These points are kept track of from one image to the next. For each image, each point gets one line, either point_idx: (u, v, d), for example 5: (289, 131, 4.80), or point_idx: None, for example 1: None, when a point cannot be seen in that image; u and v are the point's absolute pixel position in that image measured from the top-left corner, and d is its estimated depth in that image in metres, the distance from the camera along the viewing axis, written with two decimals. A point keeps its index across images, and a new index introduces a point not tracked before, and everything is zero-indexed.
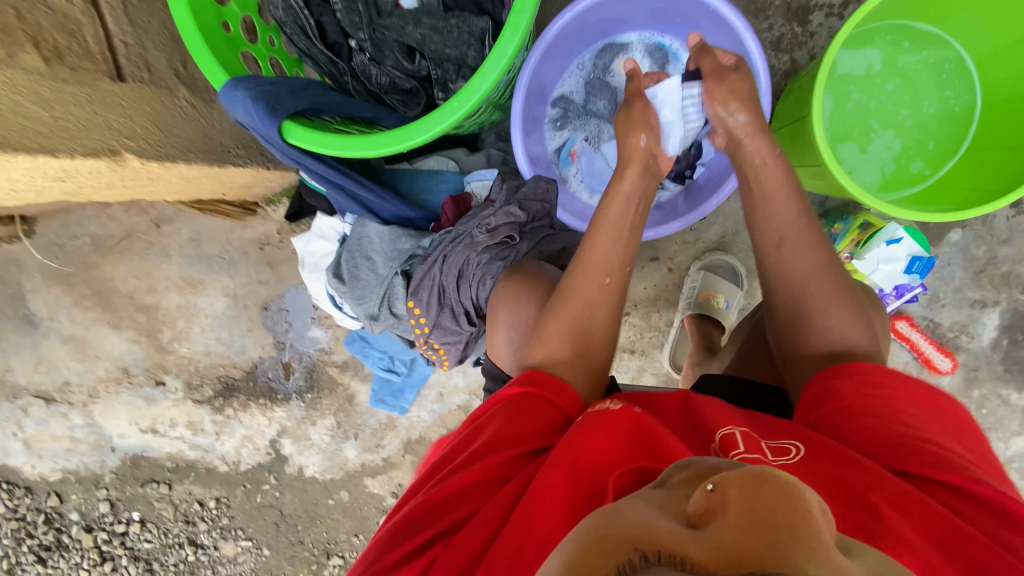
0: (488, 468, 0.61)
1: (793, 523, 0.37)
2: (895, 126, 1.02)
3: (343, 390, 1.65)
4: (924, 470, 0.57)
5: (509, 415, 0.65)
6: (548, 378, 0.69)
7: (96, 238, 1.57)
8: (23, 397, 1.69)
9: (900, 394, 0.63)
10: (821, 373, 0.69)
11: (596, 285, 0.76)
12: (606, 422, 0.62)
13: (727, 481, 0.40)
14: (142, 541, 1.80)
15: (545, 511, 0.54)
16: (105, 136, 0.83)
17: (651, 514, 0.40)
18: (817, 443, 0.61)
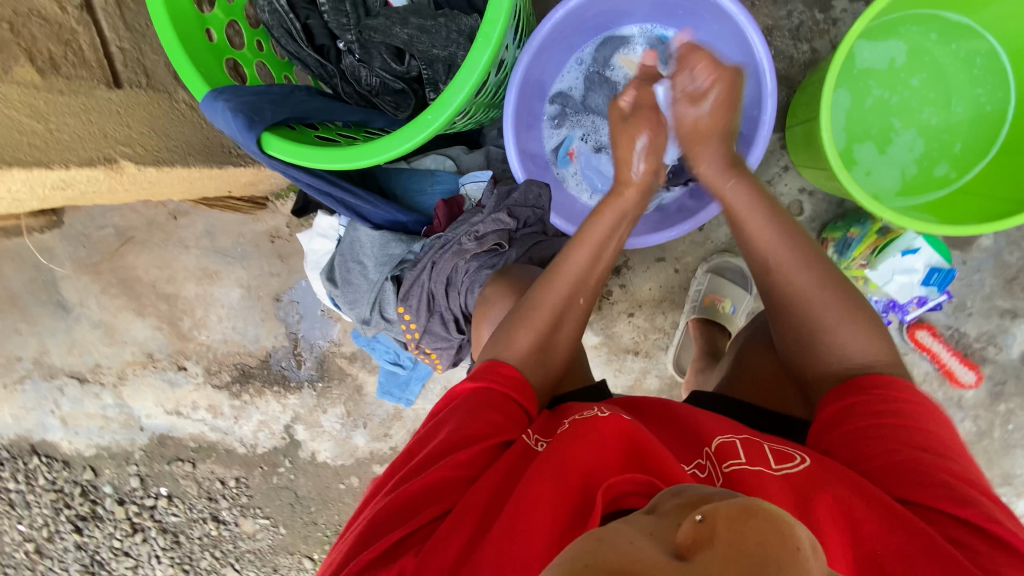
0: (456, 464, 0.57)
1: (780, 560, 0.33)
2: (918, 125, 0.95)
3: (353, 381, 1.66)
4: (939, 504, 0.51)
5: (468, 414, 0.62)
6: (512, 374, 0.68)
7: (120, 228, 1.61)
8: (59, 377, 1.72)
9: (917, 420, 0.57)
10: (834, 390, 0.63)
11: (567, 302, 0.76)
12: (588, 432, 0.56)
13: (717, 510, 0.35)
14: (168, 514, 1.80)
15: (528, 518, 0.49)
16: (102, 144, 0.86)
17: (638, 542, 0.37)
18: (827, 464, 0.55)
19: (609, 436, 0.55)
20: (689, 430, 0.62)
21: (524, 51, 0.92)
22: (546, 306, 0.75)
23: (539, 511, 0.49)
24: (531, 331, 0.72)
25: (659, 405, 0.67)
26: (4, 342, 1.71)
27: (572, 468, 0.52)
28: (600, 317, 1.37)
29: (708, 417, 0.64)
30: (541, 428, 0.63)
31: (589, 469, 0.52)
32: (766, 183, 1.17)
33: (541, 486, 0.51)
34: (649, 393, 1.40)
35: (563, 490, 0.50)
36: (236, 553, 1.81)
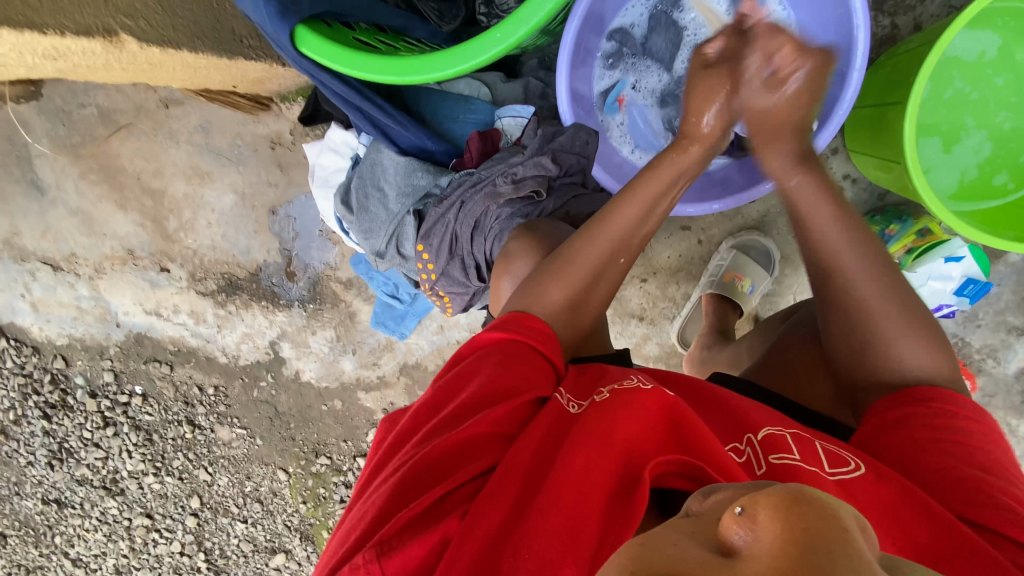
0: (488, 424, 0.50)
1: (832, 547, 0.29)
2: (990, 128, 0.89)
3: (345, 307, 1.60)
4: (1000, 526, 0.48)
5: (497, 370, 0.54)
6: (540, 327, 0.60)
7: (103, 109, 1.47)
8: (31, 260, 1.60)
9: (976, 439, 0.55)
10: (887, 397, 0.60)
11: (607, 261, 0.66)
12: (630, 398, 0.50)
13: (757, 500, 0.32)
14: (143, 413, 1.70)
15: (574, 493, 0.43)
16: (101, 12, 0.77)
17: (680, 544, 0.33)
18: (884, 473, 0.51)
19: (650, 406, 0.49)
20: (730, 412, 0.57)
21: None
22: (582, 264, 0.64)
23: (581, 485, 0.43)
24: (565, 288, 0.63)
25: (692, 384, 0.63)
26: None
27: (614, 437, 0.46)
28: None
29: (747, 403, 0.59)
30: (573, 386, 0.56)
31: (633, 440, 0.46)
32: None
33: (582, 457, 0.45)
34: (647, 359, 1.39)
35: (606, 463, 0.45)
36: (210, 459, 1.72)
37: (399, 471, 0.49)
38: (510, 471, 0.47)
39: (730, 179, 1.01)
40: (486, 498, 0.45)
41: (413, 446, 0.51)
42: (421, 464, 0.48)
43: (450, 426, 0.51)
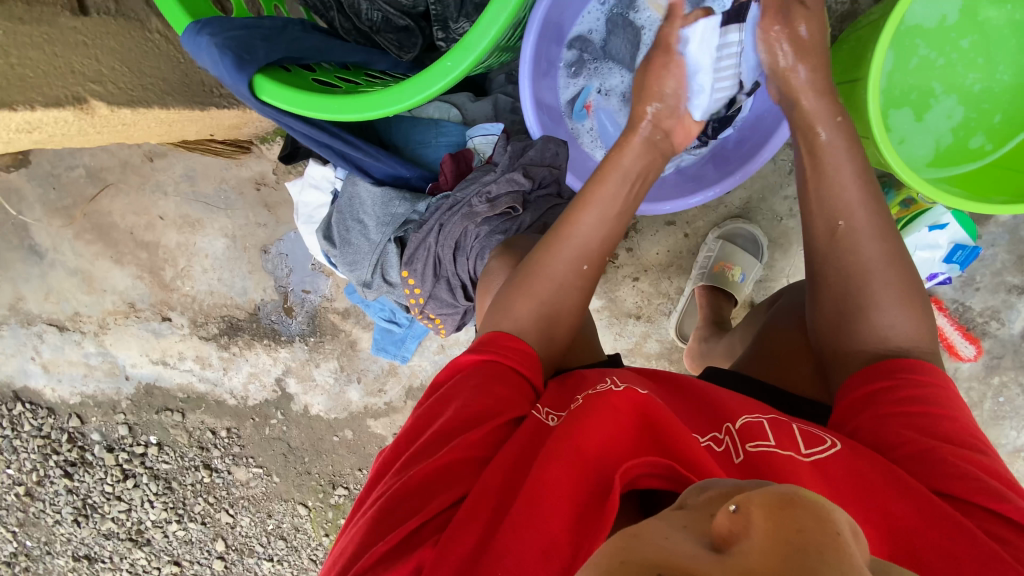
0: (465, 448, 0.50)
1: (823, 548, 0.27)
2: (959, 92, 0.89)
3: (346, 336, 1.60)
4: (972, 496, 0.47)
5: (470, 395, 0.55)
6: (517, 345, 0.61)
7: (90, 169, 1.49)
8: (37, 323, 1.61)
9: (946, 409, 0.54)
10: (855, 376, 0.59)
11: (570, 269, 0.66)
12: (603, 401, 0.50)
13: (752, 498, 0.30)
14: (160, 462, 1.69)
15: (546, 505, 0.42)
16: (68, 82, 0.77)
17: (671, 536, 0.30)
18: (857, 449, 0.50)
19: (623, 408, 0.48)
20: (709, 404, 0.56)
21: None
22: (546, 276, 0.65)
23: (552, 498, 0.42)
24: (532, 302, 0.64)
25: (674, 376, 0.63)
26: None
27: (584, 444, 0.45)
28: (603, 280, 1.34)
29: (729, 395, 0.58)
30: (552, 400, 0.57)
31: (604, 447, 0.45)
32: None
33: (553, 469, 0.44)
34: (648, 357, 1.39)
35: (577, 473, 0.44)
36: (229, 501, 1.71)
37: (378, 504, 0.48)
38: (485, 493, 0.46)
39: (706, 173, 1.03)
40: (461, 523, 0.44)
41: (392, 478, 0.51)
42: (398, 495, 0.48)
43: (426, 453, 0.50)
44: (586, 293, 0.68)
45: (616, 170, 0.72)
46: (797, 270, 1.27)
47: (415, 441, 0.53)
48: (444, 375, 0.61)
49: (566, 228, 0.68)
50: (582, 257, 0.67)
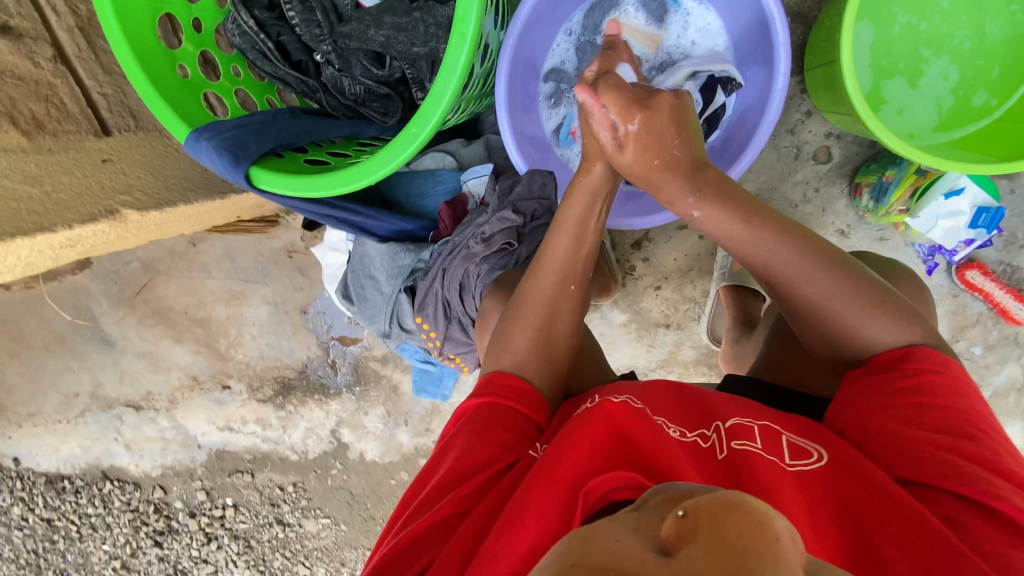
0: (456, 498, 0.52)
1: (764, 554, 0.27)
2: (950, 52, 0.86)
3: (387, 381, 1.62)
4: (945, 486, 0.48)
5: (467, 441, 0.57)
6: (516, 384, 0.64)
7: (145, 262, 1.55)
8: (116, 406, 1.71)
9: (941, 396, 0.53)
10: (851, 370, 0.60)
11: (559, 291, 0.69)
12: (583, 425, 0.51)
13: (700, 502, 0.30)
14: (238, 522, 1.80)
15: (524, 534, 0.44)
16: (101, 197, 0.87)
17: (620, 539, 0.30)
18: (840, 451, 0.52)
19: (599, 429, 0.50)
20: (706, 408, 0.57)
21: (508, 33, 0.85)
22: (533, 305, 0.69)
23: (525, 527, 0.44)
24: (526, 331, 0.67)
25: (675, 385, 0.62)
26: (60, 380, 1.69)
27: (558, 472, 0.47)
28: (624, 294, 1.33)
29: (731, 403, 0.59)
30: (551, 435, 0.58)
31: (576, 471, 0.47)
32: (788, 132, 1.10)
33: (527, 499, 0.46)
34: (686, 364, 1.36)
35: (550, 504, 0.45)
36: (304, 553, 1.79)
37: (383, 552, 0.51)
38: (469, 536, 0.48)
39: None
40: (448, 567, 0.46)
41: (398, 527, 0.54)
42: (401, 543, 0.51)
43: (424, 508, 0.53)
44: (577, 309, 0.71)
45: (584, 191, 0.70)
46: None
47: (419, 494, 0.56)
48: (449, 428, 0.64)
49: (545, 256, 0.70)
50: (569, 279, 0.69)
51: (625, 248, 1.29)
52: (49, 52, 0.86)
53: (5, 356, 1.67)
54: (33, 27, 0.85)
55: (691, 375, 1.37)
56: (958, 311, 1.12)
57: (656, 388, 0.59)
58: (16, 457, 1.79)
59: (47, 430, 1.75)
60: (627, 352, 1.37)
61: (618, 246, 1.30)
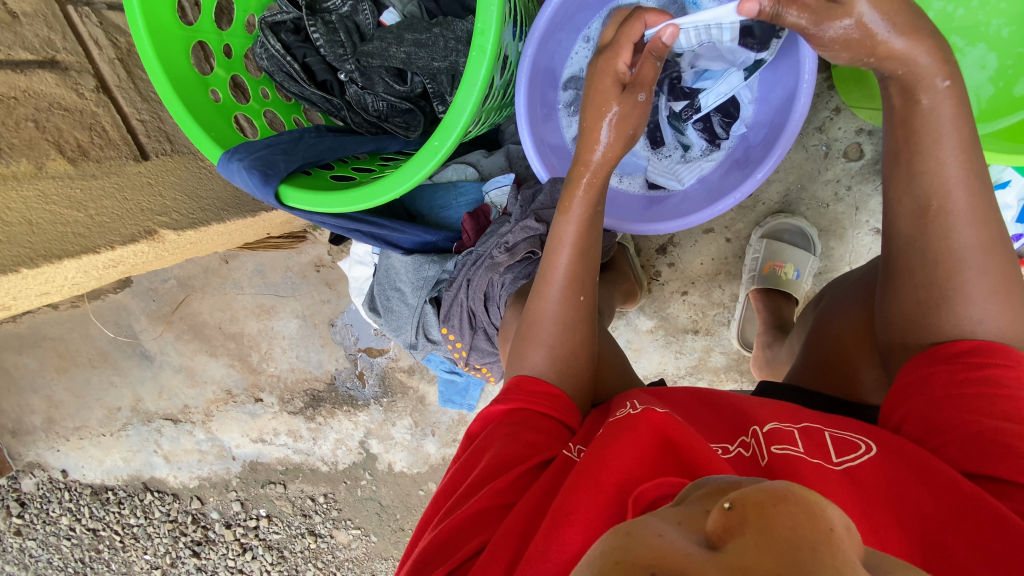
0: (494, 492, 0.52)
1: (816, 545, 0.27)
2: (986, 40, 0.84)
3: (414, 393, 1.60)
4: (1014, 477, 0.45)
5: (501, 440, 0.57)
6: (548, 391, 0.64)
7: (180, 279, 1.60)
8: (155, 420, 1.76)
9: (1012, 387, 0.49)
10: (912, 360, 0.56)
11: (571, 304, 0.70)
12: (627, 431, 0.51)
13: (745, 495, 0.30)
14: (271, 532, 1.82)
15: (569, 532, 0.43)
16: (141, 218, 0.91)
17: (666, 534, 0.30)
18: (896, 448, 0.49)
19: (641, 433, 0.50)
20: (741, 414, 0.56)
21: (526, 44, 0.87)
22: (551, 316, 0.69)
23: (571, 529, 0.43)
24: (542, 349, 0.68)
25: (712, 391, 0.62)
26: (103, 395, 1.76)
27: (603, 477, 0.46)
28: (650, 300, 1.31)
29: (763, 405, 0.57)
30: (584, 437, 0.58)
31: (622, 476, 0.46)
32: (817, 130, 1.11)
33: (573, 501, 0.45)
34: (716, 371, 1.33)
35: (596, 504, 0.45)
36: (336, 564, 1.81)
37: (421, 550, 0.50)
38: (508, 535, 0.47)
39: (729, 179, 0.97)
40: (489, 563, 0.45)
41: (434, 525, 0.53)
42: (438, 541, 0.50)
43: (458, 504, 0.52)
44: (591, 321, 0.71)
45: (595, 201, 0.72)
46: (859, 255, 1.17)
47: (453, 493, 0.55)
48: (477, 426, 0.64)
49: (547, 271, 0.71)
50: (581, 290, 0.70)
51: (649, 252, 1.28)
52: (93, 83, 0.90)
53: (52, 372, 1.74)
54: (78, 60, 0.89)
55: (722, 382, 1.34)
56: None
57: (696, 405, 0.59)
58: (61, 469, 1.86)
59: (91, 443, 1.82)
60: (655, 358, 1.35)
61: (643, 251, 1.29)
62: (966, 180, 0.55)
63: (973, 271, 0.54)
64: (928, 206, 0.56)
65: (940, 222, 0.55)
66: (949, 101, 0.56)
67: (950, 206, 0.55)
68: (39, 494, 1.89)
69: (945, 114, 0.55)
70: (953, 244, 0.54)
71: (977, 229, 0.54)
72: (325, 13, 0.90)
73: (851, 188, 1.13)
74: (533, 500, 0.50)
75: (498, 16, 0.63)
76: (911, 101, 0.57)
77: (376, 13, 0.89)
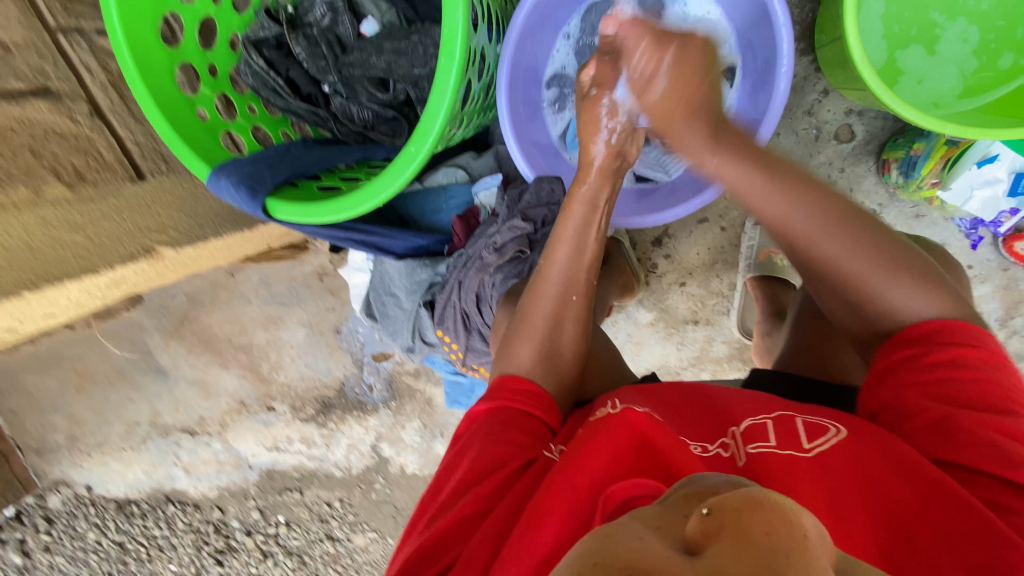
0: (477, 497, 0.53)
1: (791, 551, 0.27)
2: (965, 14, 0.84)
3: (422, 395, 1.65)
4: (984, 466, 0.45)
5: (483, 441, 0.58)
6: (528, 388, 0.64)
7: (189, 294, 1.64)
8: (173, 433, 1.81)
9: (980, 370, 0.50)
10: (885, 345, 0.57)
11: (559, 302, 0.71)
12: (604, 431, 0.51)
13: (724, 501, 0.31)
14: (290, 538, 1.86)
15: (541, 533, 0.44)
16: (140, 238, 0.93)
17: (645, 536, 0.31)
18: (867, 432, 0.50)
19: (621, 433, 0.50)
20: (722, 408, 0.57)
21: (504, 45, 0.87)
22: (539, 315, 0.70)
23: (544, 531, 0.44)
24: (532, 345, 0.68)
25: (698, 386, 0.62)
26: (122, 410, 1.80)
27: (579, 478, 0.47)
28: (649, 293, 1.31)
29: (743, 398, 0.58)
30: (565, 437, 0.59)
31: (599, 476, 0.47)
32: (806, 113, 1.10)
33: (546, 502, 0.46)
34: (719, 361, 1.32)
35: (570, 504, 0.45)
36: (355, 567, 1.80)
37: (406, 554, 0.52)
38: (485, 540, 0.48)
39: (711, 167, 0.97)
40: (467, 567, 0.47)
41: (419, 530, 0.54)
42: (423, 546, 0.51)
43: (442, 510, 0.54)
44: (582, 320, 0.72)
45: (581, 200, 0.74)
46: None
47: (439, 496, 0.56)
48: (462, 429, 0.65)
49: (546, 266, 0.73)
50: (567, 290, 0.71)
51: (645, 245, 1.28)
52: (86, 108, 0.92)
53: (72, 391, 1.79)
54: (70, 86, 0.91)
55: (725, 371, 1.33)
56: (1008, 286, 1.08)
57: (674, 391, 0.59)
58: (86, 485, 1.91)
59: (113, 457, 1.86)
60: (657, 351, 1.35)
61: (638, 244, 1.29)
62: None
63: None
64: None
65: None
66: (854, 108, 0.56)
67: None
68: (66, 510, 1.94)
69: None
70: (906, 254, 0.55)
71: None
72: (307, 27, 0.92)
73: (844, 170, 1.10)
74: (514, 504, 0.51)
75: (466, 20, 0.64)
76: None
77: (356, 24, 0.91)
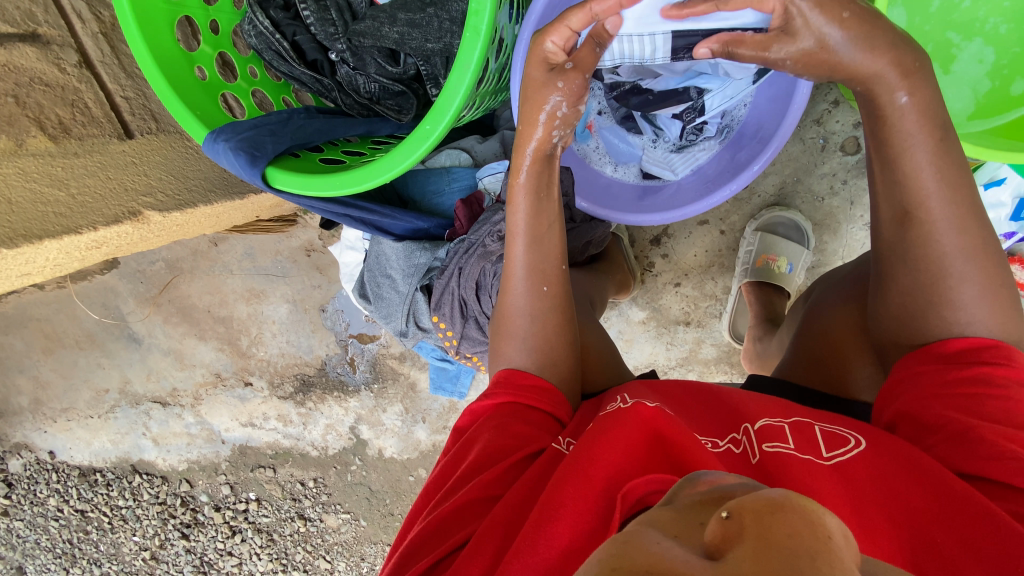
0: (482, 483, 0.52)
1: (816, 553, 0.25)
2: (982, 36, 0.84)
3: (405, 379, 1.62)
4: (1012, 480, 0.45)
5: (492, 432, 0.57)
6: (537, 384, 0.64)
7: (169, 261, 1.58)
8: (144, 402, 1.75)
9: (1005, 387, 0.49)
10: (904, 359, 0.57)
11: (530, 294, 0.69)
12: (617, 426, 0.50)
13: (742, 502, 0.29)
14: (260, 516, 1.81)
15: (553, 525, 0.43)
16: (125, 199, 0.88)
17: (663, 541, 0.29)
18: (884, 442, 0.50)
19: (633, 429, 0.49)
20: (734, 411, 0.56)
21: (523, 27, 0.83)
22: (544, 307, 0.69)
23: (559, 524, 0.43)
24: (529, 342, 0.67)
25: (706, 385, 0.63)
26: (90, 376, 1.73)
27: (593, 471, 0.46)
28: (643, 291, 1.31)
29: (757, 399, 0.58)
30: (573, 431, 0.58)
31: (613, 471, 0.45)
32: (814, 122, 1.11)
33: (560, 496, 0.45)
34: (706, 362, 1.33)
35: (583, 499, 0.44)
36: (325, 548, 1.80)
37: (408, 538, 0.51)
38: (495, 527, 0.47)
39: (717, 166, 0.96)
40: (475, 553, 0.45)
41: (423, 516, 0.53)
42: (425, 531, 0.50)
43: (447, 496, 0.52)
44: (562, 310, 0.70)
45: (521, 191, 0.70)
46: (852, 249, 1.17)
47: (445, 484, 0.55)
48: (467, 420, 0.64)
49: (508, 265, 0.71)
50: (540, 279, 0.69)
51: (643, 243, 1.27)
52: (75, 58, 0.88)
53: (38, 353, 1.72)
54: (59, 34, 0.87)
55: (712, 374, 1.34)
56: None
57: (690, 396, 0.60)
58: (49, 451, 1.84)
59: (79, 424, 1.80)
60: (646, 349, 1.35)
61: (636, 242, 1.28)
62: (965, 176, 0.55)
63: (967, 263, 0.54)
64: (945, 191, 0.55)
65: (917, 229, 0.55)
66: (907, 113, 0.55)
67: (954, 202, 0.55)
68: (26, 475, 1.87)
69: (915, 114, 0.56)
70: (939, 249, 0.55)
71: (979, 224, 0.55)
72: None
73: (847, 182, 1.13)
74: (521, 493, 0.50)
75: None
76: (887, 100, 0.58)
77: None
